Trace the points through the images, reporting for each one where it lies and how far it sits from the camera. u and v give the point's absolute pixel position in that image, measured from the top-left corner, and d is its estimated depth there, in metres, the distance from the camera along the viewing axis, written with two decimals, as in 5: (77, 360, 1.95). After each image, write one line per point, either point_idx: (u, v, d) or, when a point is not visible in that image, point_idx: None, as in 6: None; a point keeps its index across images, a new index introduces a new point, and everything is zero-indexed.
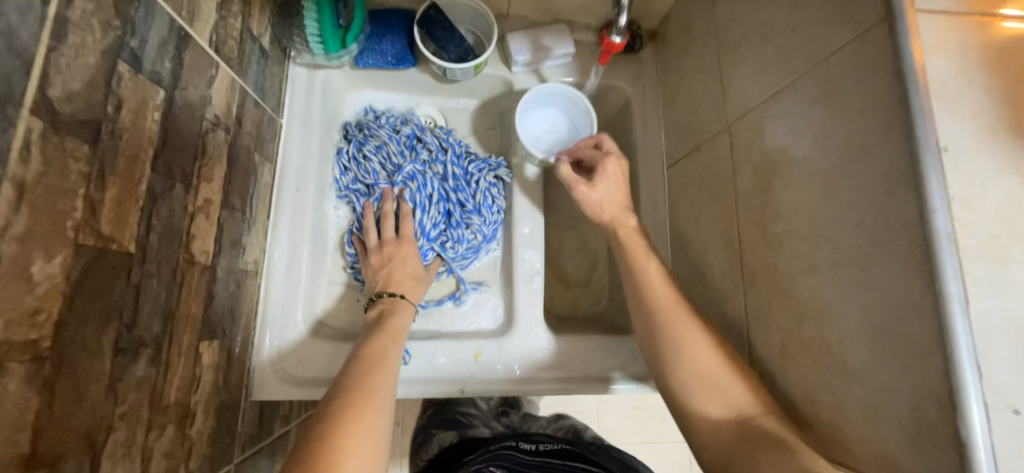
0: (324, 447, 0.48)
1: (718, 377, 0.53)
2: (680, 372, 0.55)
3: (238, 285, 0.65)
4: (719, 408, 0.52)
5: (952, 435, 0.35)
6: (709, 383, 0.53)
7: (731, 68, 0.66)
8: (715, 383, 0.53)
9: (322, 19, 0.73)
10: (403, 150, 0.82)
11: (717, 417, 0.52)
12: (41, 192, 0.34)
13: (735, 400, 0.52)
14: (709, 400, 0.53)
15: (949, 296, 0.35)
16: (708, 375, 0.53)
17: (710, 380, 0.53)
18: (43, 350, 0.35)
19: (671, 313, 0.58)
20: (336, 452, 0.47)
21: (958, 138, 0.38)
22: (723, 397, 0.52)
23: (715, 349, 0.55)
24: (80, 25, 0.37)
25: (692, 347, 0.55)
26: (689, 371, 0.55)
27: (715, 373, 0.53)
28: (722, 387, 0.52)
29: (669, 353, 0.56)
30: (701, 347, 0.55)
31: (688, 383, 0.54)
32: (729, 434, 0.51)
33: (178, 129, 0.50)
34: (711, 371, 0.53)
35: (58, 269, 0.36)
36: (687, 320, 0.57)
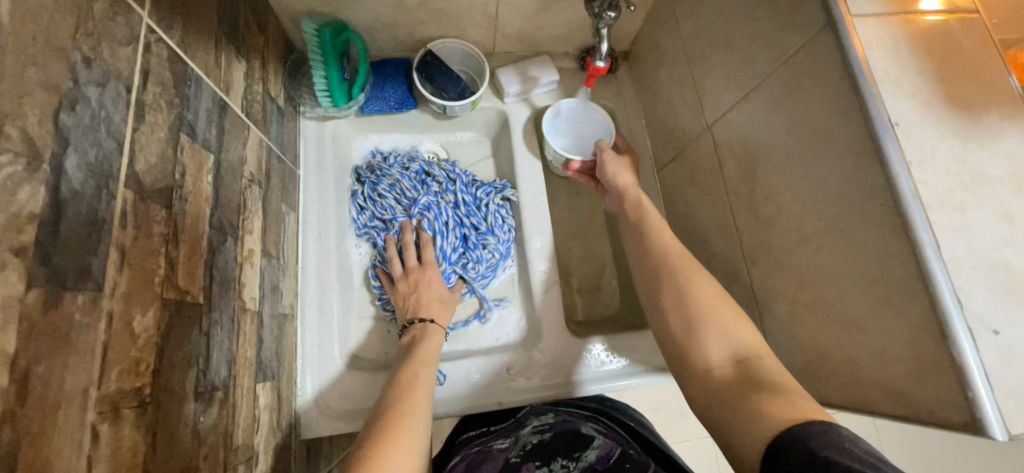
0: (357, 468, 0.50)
1: (725, 320, 0.54)
2: (685, 313, 0.55)
3: (279, 328, 0.68)
4: (720, 350, 0.52)
5: (948, 361, 0.41)
6: (716, 325, 0.53)
7: (703, 78, 0.74)
8: (720, 324, 0.53)
9: (330, 75, 0.79)
10: (415, 185, 0.89)
11: (716, 361, 0.52)
12: (136, 253, 0.39)
13: (737, 342, 0.52)
14: (711, 342, 0.53)
15: (923, 243, 0.42)
16: (715, 318, 0.54)
17: (714, 325, 0.53)
18: (145, 396, 0.38)
19: (683, 264, 0.59)
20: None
21: (905, 114, 0.46)
22: (726, 339, 0.52)
23: (724, 298, 0.56)
24: (153, 106, 0.42)
25: (702, 293, 0.56)
26: (697, 312, 0.55)
27: (722, 317, 0.54)
28: (726, 328, 0.53)
29: (678, 297, 0.57)
30: (712, 293, 0.56)
31: (695, 324, 0.54)
32: (726, 376, 0.50)
33: (225, 187, 0.55)
34: (718, 314, 0.54)
35: (152, 322, 0.40)
36: (698, 274, 0.58)
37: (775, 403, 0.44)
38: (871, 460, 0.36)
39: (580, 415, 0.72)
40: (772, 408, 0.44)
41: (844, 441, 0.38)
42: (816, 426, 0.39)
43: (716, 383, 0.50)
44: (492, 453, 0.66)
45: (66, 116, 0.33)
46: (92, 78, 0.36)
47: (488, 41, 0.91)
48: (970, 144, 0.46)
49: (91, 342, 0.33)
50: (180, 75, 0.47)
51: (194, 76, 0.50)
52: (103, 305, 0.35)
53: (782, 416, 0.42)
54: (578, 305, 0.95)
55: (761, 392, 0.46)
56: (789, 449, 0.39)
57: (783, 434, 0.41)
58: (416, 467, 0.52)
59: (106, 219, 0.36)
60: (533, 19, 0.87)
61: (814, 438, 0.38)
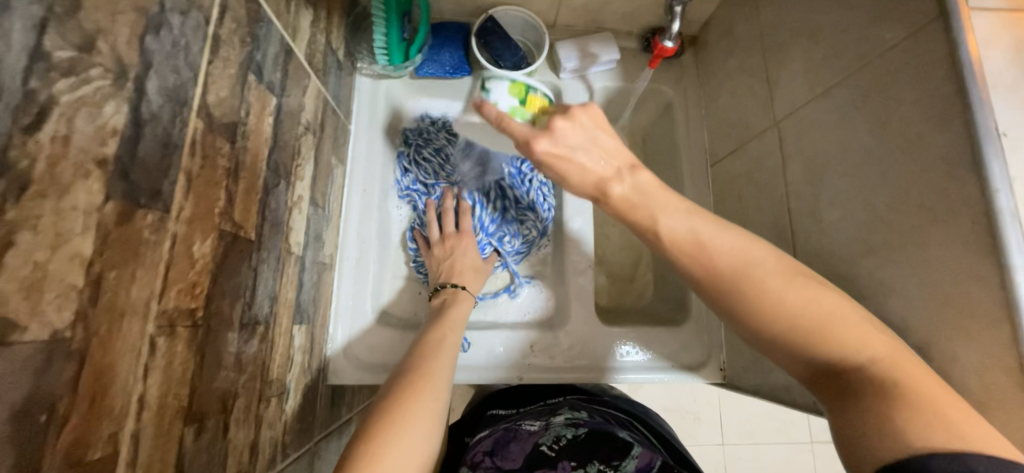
0: (384, 415, 0.53)
1: (813, 328, 0.42)
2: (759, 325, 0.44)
3: (319, 276, 0.70)
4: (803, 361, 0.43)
5: (1021, 399, 0.38)
6: (804, 334, 0.42)
7: (777, 70, 0.69)
8: (808, 335, 0.42)
9: (390, 33, 0.80)
10: (461, 152, 0.88)
11: (809, 368, 0.43)
12: (200, 181, 0.40)
13: (835, 348, 0.41)
14: (797, 352, 0.43)
15: (1014, 268, 0.38)
16: (802, 328, 0.42)
17: (800, 337, 0.42)
18: (198, 318, 0.41)
19: (744, 267, 0.44)
20: (397, 421, 0.52)
21: (1017, 125, 0.41)
22: (819, 346, 0.42)
23: (803, 296, 0.42)
24: (226, 41, 0.43)
25: (782, 296, 0.43)
26: (775, 325, 0.43)
27: (809, 324, 0.42)
28: (817, 337, 0.42)
29: (749, 306, 0.44)
30: (794, 292, 0.43)
31: (775, 332, 0.43)
32: (826, 381, 0.42)
33: (283, 131, 0.56)
34: (806, 320, 0.42)
35: (208, 249, 0.42)
36: (769, 272, 0.44)
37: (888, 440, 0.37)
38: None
39: (617, 421, 0.71)
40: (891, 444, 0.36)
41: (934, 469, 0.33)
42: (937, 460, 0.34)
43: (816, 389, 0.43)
44: (522, 433, 0.67)
45: (151, 39, 0.34)
46: (177, 5, 0.36)
47: (550, 12, 0.89)
48: None
49: (155, 259, 0.35)
50: (254, 14, 0.48)
51: (266, 17, 0.51)
52: (169, 227, 0.36)
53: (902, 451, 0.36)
54: (609, 293, 0.94)
55: (873, 407, 0.38)
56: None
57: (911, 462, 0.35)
58: (438, 422, 0.55)
59: (177, 144, 0.37)
60: None
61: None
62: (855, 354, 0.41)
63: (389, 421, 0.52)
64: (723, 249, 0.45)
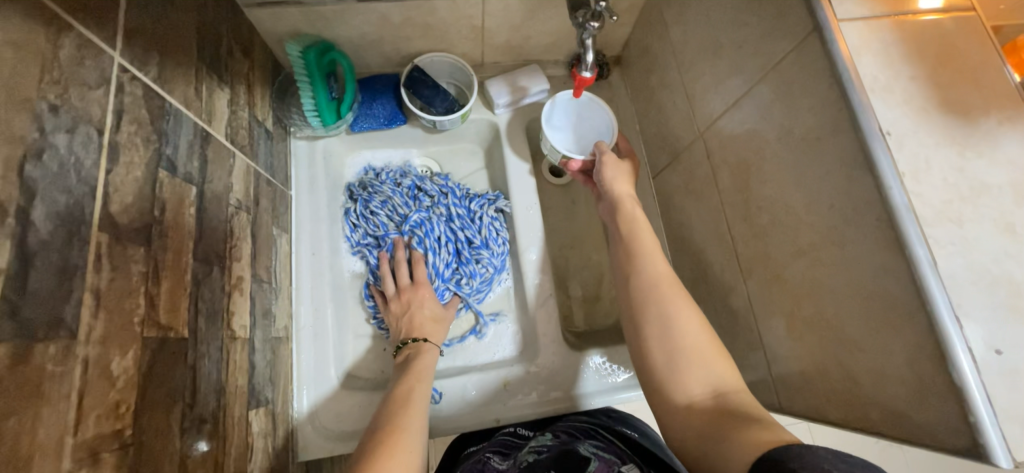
0: None
1: (708, 357, 0.53)
2: (668, 346, 0.54)
3: (273, 353, 0.68)
4: (700, 386, 0.51)
5: (947, 382, 0.39)
6: (699, 360, 0.53)
7: (694, 83, 0.72)
8: (703, 360, 0.53)
9: (317, 95, 0.79)
10: (407, 200, 0.88)
11: (697, 396, 0.51)
12: (112, 295, 0.39)
13: (718, 377, 0.51)
14: (692, 374, 0.52)
15: (918, 259, 0.40)
16: (698, 354, 0.53)
17: (698, 358, 0.53)
18: (126, 438, 0.39)
19: (669, 289, 0.58)
20: None
21: (897, 123, 0.44)
22: (707, 375, 0.52)
23: (705, 330, 0.55)
24: (127, 145, 0.43)
25: (683, 323, 0.55)
26: (679, 346, 0.54)
27: (704, 353, 0.53)
28: (709, 365, 0.52)
29: (662, 328, 0.55)
30: (697, 327, 0.55)
31: (677, 356, 0.54)
32: (706, 411, 0.49)
33: (210, 218, 0.55)
34: (702, 352, 0.53)
35: (131, 363, 0.40)
36: (677, 296, 0.58)
37: (758, 436, 0.42)
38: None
39: (581, 433, 0.65)
40: (750, 438, 0.42)
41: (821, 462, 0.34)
42: (794, 449, 0.37)
43: (698, 417, 0.49)
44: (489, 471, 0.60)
45: (32, 167, 0.33)
46: (59, 125, 0.36)
47: (476, 53, 0.91)
48: (968, 152, 0.44)
49: (65, 391, 0.34)
50: (157, 110, 0.47)
51: (172, 110, 0.50)
52: (77, 352, 0.35)
53: (763, 439, 0.41)
54: (577, 315, 0.94)
55: (738, 424, 0.45)
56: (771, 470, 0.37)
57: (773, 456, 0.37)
58: None
59: (78, 265, 0.36)
60: (521, 29, 0.86)
61: (792, 460, 0.35)
62: (730, 386, 0.51)
63: None
64: (655, 272, 0.61)
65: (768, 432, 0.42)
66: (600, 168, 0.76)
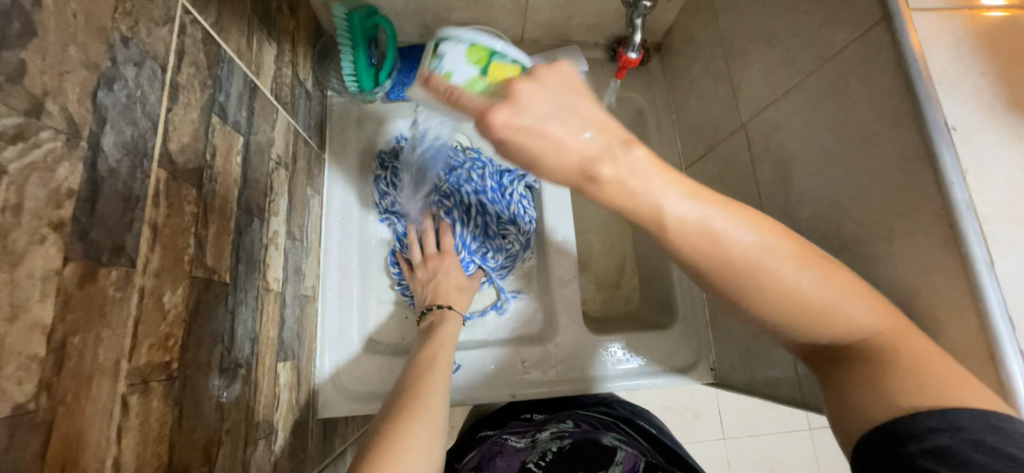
0: (381, 440, 0.50)
1: (835, 311, 0.36)
2: (761, 318, 0.37)
3: (301, 309, 0.70)
4: (801, 340, 0.38)
5: (993, 383, 0.39)
6: (812, 322, 0.36)
7: (740, 72, 0.71)
8: (823, 323, 0.36)
9: (357, 59, 0.80)
10: (437, 170, 0.86)
11: (798, 345, 0.39)
12: (167, 231, 0.39)
13: (836, 331, 0.36)
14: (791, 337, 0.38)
15: (975, 257, 0.40)
16: (817, 318, 0.36)
17: (804, 323, 0.36)
18: (173, 370, 0.40)
19: (751, 232, 0.35)
20: (394, 446, 0.49)
21: (962, 118, 0.43)
22: (822, 333, 0.37)
23: (827, 278, 0.35)
24: (186, 85, 0.43)
25: (795, 286, 0.35)
26: (786, 319, 0.36)
27: (832, 311, 0.36)
28: (831, 322, 0.36)
29: (773, 306, 0.35)
30: (797, 278, 0.35)
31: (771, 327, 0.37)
32: (816, 353, 0.39)
33: (253, 169, 0.56)
34: (821, 310, 0.36)
35: (181, 299, 0.41)
36: (781, 248, 0.35)
37: (866, 398, 0.36)
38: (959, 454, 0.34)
39: (602, 425, 0.68)
40: (879, 400, 0.36)
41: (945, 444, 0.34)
42: (920, 422, 0.34)
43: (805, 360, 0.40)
44: (508, 450, 0.62)
45: (104, 94, 0.34)
46: (129, 57, 0.36)
47: (516, 29, 0.90)
48: None
49: (123, 317, 0.34)
50: (213, 56, 0.48)
51: (226, 58, 0.50)
52: (136, 281, 0.36)
53: (892, 402, 0.35)
54: (597, 300, 0.94)
55: (850, 362, 0.37)
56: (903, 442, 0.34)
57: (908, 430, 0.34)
58: (437, 446, 0.52)
59: (140, 196, 0.36)
60: (564, 7, 0.85)
61: (914, 441, 0.33)
62: (853, 331, 0.37)
63: (388, 444, 0.49)
64: (706, 214, 0.35)
65: (883, 396, 0.36)
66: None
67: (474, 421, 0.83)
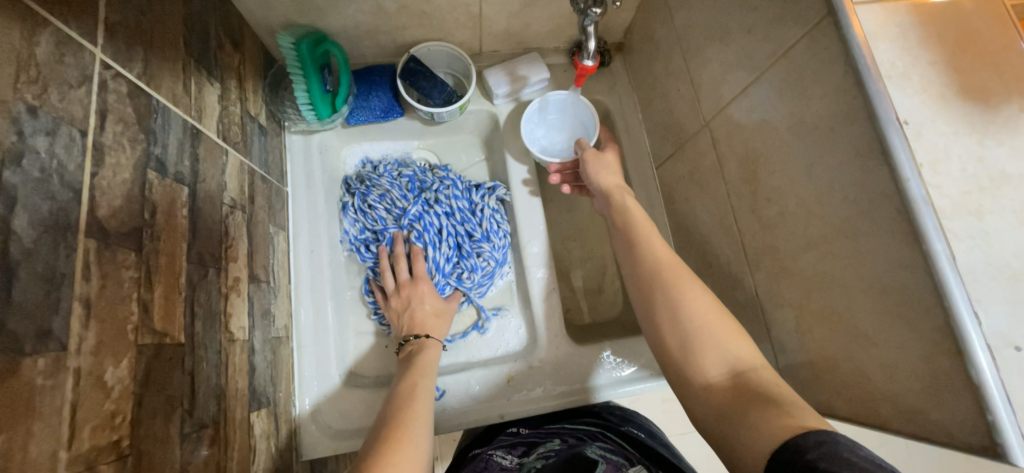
0: None
1: (723, 337, 0.52)
2: (679, 331, 0.53)
3: (274, 353, 0.67)
4: (716, 366, 0.50)
5: (965, 378, 0.38)
6: (711, 340, 0.51)
7: (699, 71, 0.70)
8: (716, 340, 0.51)
9: (311, 88, 0.77)
10: (406, 193, 0.86)
11: (714, 378, 0.50)
12: (103, 303, 0.38)
13: (734, 357, 0.50)
14: (707, 353, 0.51)
15: (937, 253, 0.39)
16: (709, 333, 0.52)
17: (711, 342, 0.51)
18: (125, 448, 0.38)
19: (675, 274, 0.57)
20: None
21: (914, 111, 0.43)
22: (723, 356, 0.51)
23: (716, 308, 0.54)
24: (113, 145, 0.41)
25: (691, 303, 0.54)
26: (690, 328, 0.53)
27: (719, 334, 0.52)
28: (724, 344, 0.51)
29: (670, 314, 0.54)
30: (704, 303, 0.54)
31: (688, 336, 0.53)
32: (725, 393, 0.48)
33: (204, 218, 0.54)
34: (713, 331, 0.52)
35: (126, 371, 0.39)
36: (687, 277, 0.57)
37: (755, 424, 0.44)
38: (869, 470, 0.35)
39: (588, 436, 0.68)
40: (769, 430, 0.42)
41: (842, 451, 0.37)
42: (812, 436, 0.39)
43: (720, 399, 0.48)
44: (493, 467, 0.64)
45: (11, 173, 0.32)
46: (39, 127, 0.34)
47: (473, 41, 0.88)
48: (988, 140, 0.42)
49: (57, 405, 0.33)
50: (144, 109, 0.46)
51: (159, 107, 0.48)
52: (68, 364, 0.34)
53: (783, 428, 0.41)
54: (581, 308, 0.93)
55: (756, 412, 0.44)
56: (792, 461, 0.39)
57: (801, 442, 0.39)
58: None
59: (65, 273, 0.34)
60: (519, 16, 0.84)
61: (811, 451, 0.38)
62: (742, 360, 0.50)
63: None
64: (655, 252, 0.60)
65: (775, 418, 0.43)
66: (583, 165, 0.76)
67: (467, 440, 0.81)
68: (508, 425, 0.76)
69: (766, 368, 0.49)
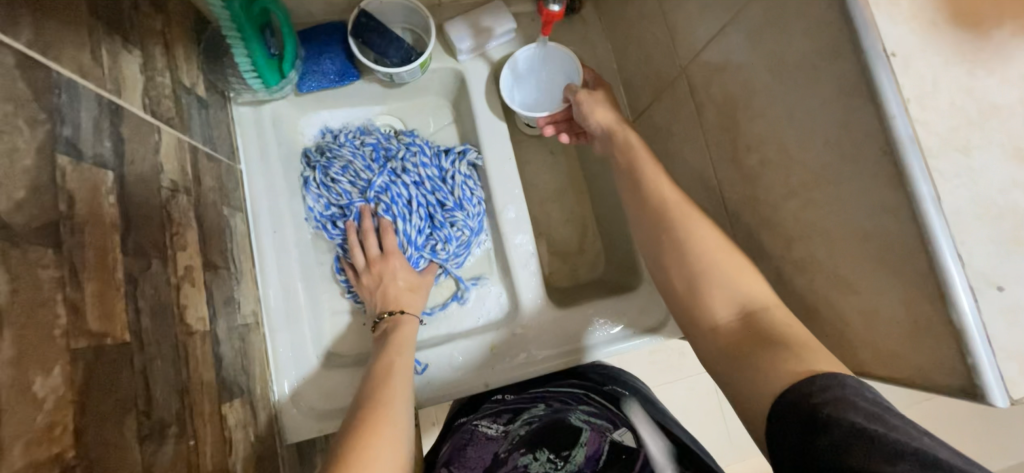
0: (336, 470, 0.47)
1: (733, 276, 0.50)
2: (687, 272, 0.52)
3: (243, 340, 0.64)
4: (725, 306, 0.49)
5: (946, 322, 0.37)
6: (721, 281, 0.50)
7: (674, 11, 0.65)
8: (726, 280, 0.50)
9: (254, 53, 0.69)
10: (370, 164, 0.81)
11: (723, 318, 0.49)
12: (17, 309, 0.34)
13: (745, 296, 0.49)
14: (717, 297, 0.50)
15: (922, 196, 0.37)
16: (716, 274, 0.51)
17: (724, 282, 0.50)
18: (71, 459, 0.35)
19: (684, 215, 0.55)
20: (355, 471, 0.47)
21: (902, 42, 0.39)
22: (733, 295, 0.49)
23: (726, 248, 0.52)
24: (6, 129, 0.35)
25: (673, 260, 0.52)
26: (699, 268, 0.52)
27: (727, 274, 0.50)
28: (734, 284, 0.50)
29: (680, 256, 0.53)
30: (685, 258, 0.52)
31: None
32: (734, 333, 0.48)
33: (138, 204, 0.49)
34: (721, 271, 0.51)
35: (61, 379, 0.36)
36: (698, 217, 0.54)
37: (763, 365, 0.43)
38: (878, 414, 0.35)
39: (571, 398, 0.70)
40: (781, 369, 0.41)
41: (850, 395, 0.36)
42: (820, 380, 0.38)
43: (724, 341, 0.48)
44: (480, 440, 0.66)
45: None
46: None
47: None
48: (979, 70, 0.39)
49: None
50: (41, 83, 0.40)
51: (62, 81, 0.42)
52: None
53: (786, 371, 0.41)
54: (562, 271, 0.91)
55: (757, 356, 0.44)
56: (794, 406, 0.38)
57: (808, 386, 0.38)
58: (404, 458, 0.50)
59: None
60: None
61: (818, 395, 0.37)
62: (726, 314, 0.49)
63: None
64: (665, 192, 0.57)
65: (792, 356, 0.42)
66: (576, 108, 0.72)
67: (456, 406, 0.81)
68: (493, 392, 0.75)
69: (778, 307, 0.48)
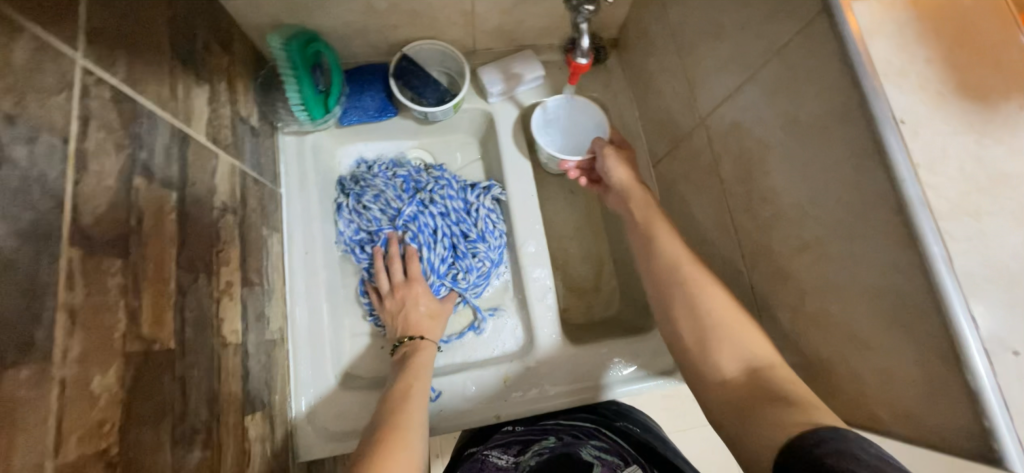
0: None
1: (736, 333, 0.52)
2: (697, 326, 0.54)
3: (268, 356, 0.67)
4: (731, 361, 0.51)
5: (961, 383, 0.38)
6: (726, 335, 0.52)
7: (694, 67, 0.69)
8: (731, 336, 0.52)
9: (305, 91, 0.76)
10: (400, 194, 0.86)
11: (729, 374, 0.50)
12: (87, 312, 0.37)
13: (749, 353, 0.50)
14: (724, 351, 0.51)
15: (933, 256, 0.38)
16: (722, 329, 0.52)
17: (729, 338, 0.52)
18: (113, 456, 0.38)
19: (692, 270, 0.58)
20: None
21: (911, 110, 0.42)
22: (739, 353, 0.51)
23: (733, 306, 0.54)
24: (96, 152, 0.41)
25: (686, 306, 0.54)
26: (707, 323, 0.53)
27: (733, 330, 0.52)
28: (740, 341, 0.51)
29: (688, 310, 0.55)
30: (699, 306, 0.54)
31: None
32: (739, 388, 0.49)
33: (192, 223, 0.53)
34: (727, 327, 0.52)
35: (113, 379, 0.39)
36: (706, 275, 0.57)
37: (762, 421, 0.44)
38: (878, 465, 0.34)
39: (582, 433, 0.68)
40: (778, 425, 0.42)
41: (852, 448, 0.36)
42: (821, 433, 0.38)
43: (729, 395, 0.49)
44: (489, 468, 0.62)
45: None
46: (17, 135, 0.34)
47: (466, 39, 0.87)
48: (986, 139, 0.41)
49: (40, 416, 0.33)
50: (128, 113, 0.45)
51: (144, 111, 0.48)
52: (53, 374, 0.34)
53: (795, 425, 0.41)
54: (577, 308, 0.92)
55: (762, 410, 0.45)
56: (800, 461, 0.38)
57: (810, 439, 0.38)
58: None
59: (45, 283, 0.34)
60: (511, 12, 0.82)
61: (819, 447, 0.37)
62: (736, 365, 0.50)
63: None
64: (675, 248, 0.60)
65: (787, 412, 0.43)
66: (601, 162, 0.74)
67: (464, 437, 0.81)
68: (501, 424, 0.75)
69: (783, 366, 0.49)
